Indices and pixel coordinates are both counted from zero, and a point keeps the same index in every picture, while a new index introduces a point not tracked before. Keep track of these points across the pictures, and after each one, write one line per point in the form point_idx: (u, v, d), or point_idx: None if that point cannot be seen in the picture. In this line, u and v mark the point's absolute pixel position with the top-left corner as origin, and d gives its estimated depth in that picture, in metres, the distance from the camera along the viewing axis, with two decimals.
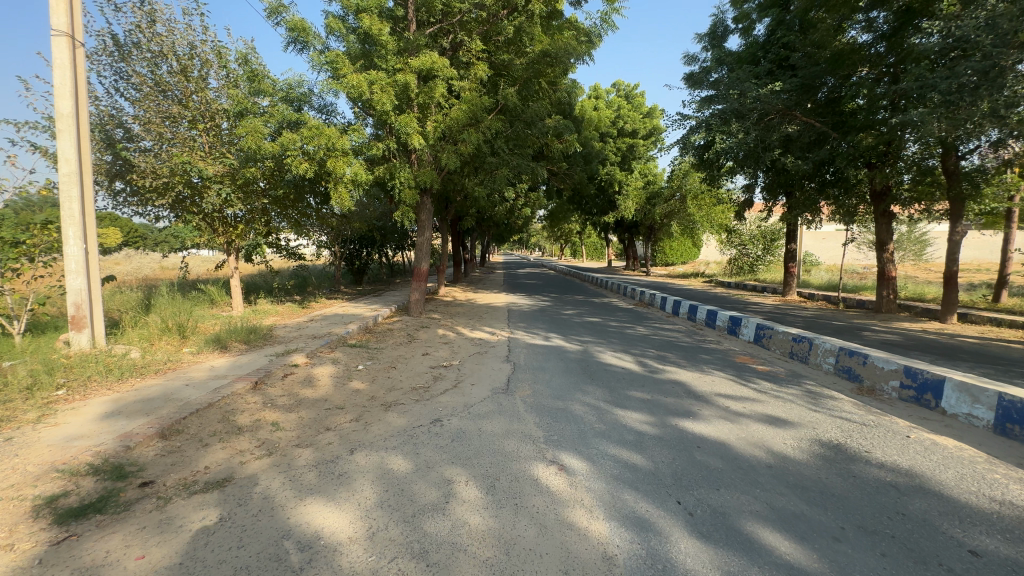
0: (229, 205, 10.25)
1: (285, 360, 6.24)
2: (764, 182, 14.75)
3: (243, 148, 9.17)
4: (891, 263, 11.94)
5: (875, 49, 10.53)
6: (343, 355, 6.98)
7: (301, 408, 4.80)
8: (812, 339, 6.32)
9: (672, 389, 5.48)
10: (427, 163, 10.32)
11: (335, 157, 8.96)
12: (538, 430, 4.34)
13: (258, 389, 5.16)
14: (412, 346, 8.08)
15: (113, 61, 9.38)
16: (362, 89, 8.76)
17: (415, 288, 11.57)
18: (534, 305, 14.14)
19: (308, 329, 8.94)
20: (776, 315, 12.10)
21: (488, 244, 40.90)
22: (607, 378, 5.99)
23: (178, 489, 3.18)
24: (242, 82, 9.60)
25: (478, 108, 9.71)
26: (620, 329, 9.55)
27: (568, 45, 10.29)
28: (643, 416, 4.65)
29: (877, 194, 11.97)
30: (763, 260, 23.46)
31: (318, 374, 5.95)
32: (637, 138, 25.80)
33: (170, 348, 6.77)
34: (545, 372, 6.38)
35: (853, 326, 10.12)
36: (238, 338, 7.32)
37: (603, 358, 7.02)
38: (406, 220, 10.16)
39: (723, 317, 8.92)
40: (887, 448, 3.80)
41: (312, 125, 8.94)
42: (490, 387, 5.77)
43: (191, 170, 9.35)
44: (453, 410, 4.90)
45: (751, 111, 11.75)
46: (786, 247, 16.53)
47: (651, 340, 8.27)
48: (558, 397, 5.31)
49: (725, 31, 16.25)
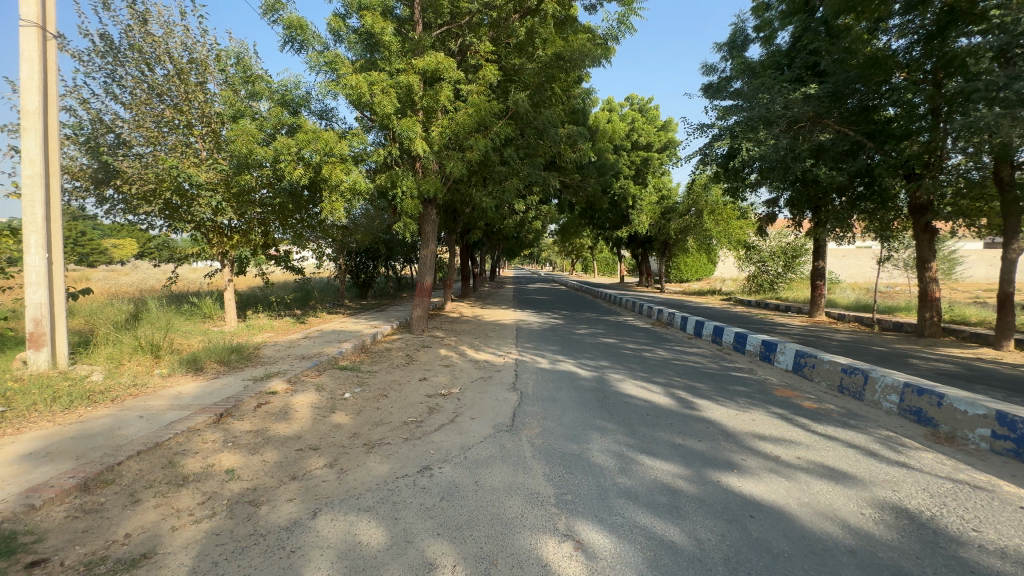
0: (222, 213, 9.69)
1: (262, 387, 5.53)
2: (789, 196, 13.94)
3: (235, 153, 8.58)
4: (934, 283, 10.99)
5: (909, 55, 9.76)
6: (330, 379, 6.26)
7: (268, 449, 4.06)
8: (866, 372, 5.45)
9: (707, 429, 4.63)
10: (432, 172, 9.68)
11: (332, 164, 8.37)
12: (548, 486, 3.53)
13: (222, 423, 4.44)
14: (409, 369, 7.32)
15: (108, 63, 9.01)
16: (364, 92, 8.21)
17: (418, 304, 10.88)
18: (545, 323, 13.36)
19: (298, 348, 8.23)
20: (808, 338, 11.10)
21: (497, 258, 40.38)
22: (628, 414, 5.17)
23: (75, 572, 2.44)
24: (240, 85, 9.13)
25: (487, 113, 9.10)
26: (638, 352, 8.70)
27: (584, 47, 9.55)
28: (676, 467, 3.83)
29: (917, 208, 11.16)
30: (783, 278, 22.41)
31: (297, 404, 5.21)
32: (652, 151, 25.18)
33: (139, 369, 6.09)
34: (557, 405, 5.57)
35: (897, 352, 9.14)
36: (218, 360, 6.64)
37: (623, 388, 6.19)
38: (407, 232, 9.50)
39: (753, 342, 8.04)
40: (1001, 527, 2.94)
41: (309, 130, 8.32)
42: (492, 423, 4.97)
43: (180, 176, 8.80)
44: (446, 456, 4.11)
45: (780, 118, 10.97)
46: (813, 264, 15.55)
47: (674, 366, 7.41)
48: (571, 438, 4.49)
49: (746, 40, 15.60)
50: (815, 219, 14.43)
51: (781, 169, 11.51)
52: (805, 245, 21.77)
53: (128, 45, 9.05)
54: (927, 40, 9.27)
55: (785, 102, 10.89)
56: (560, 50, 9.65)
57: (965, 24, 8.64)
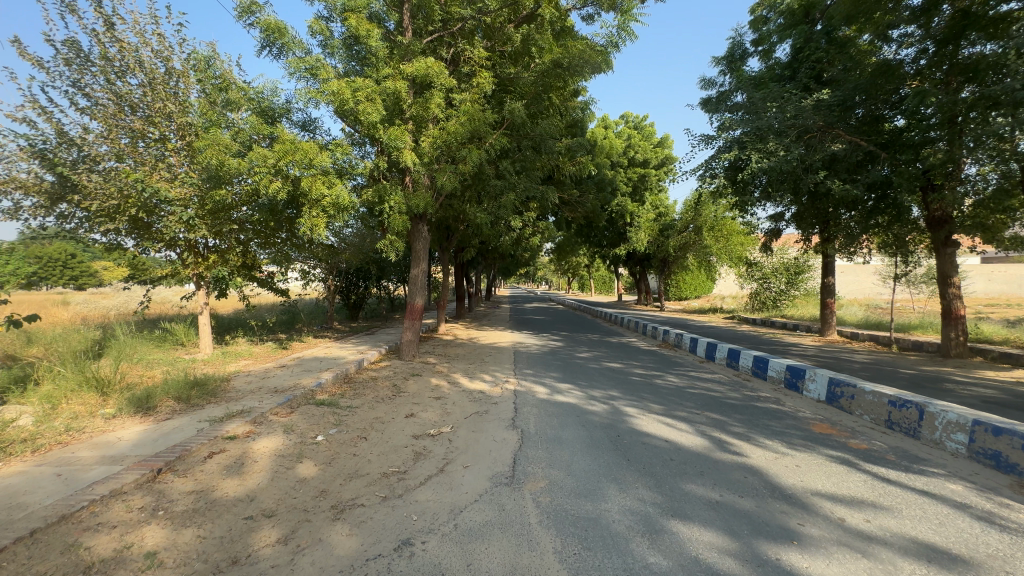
0: (192, 231, 8.91)
1: (218, 431, 4.73)
2: (796, 211, 13.35)
3: (205, 166, 7.89)
4: (957, 300, 10.37)
5: (914, 64, 9.27)
6: (302, 418, 5.46)
7: (208, 518, 3.26)
8: (922, 405, 4.70)
9: (746, 483, 3.87)
10: (423, 185, 9.01)
11: (312, 176, 7.70)
12: (562, 571, 2.73)
13: (157, 484, 3.62)
14: (394, 403, 6.51)
15: (74, 72, 8.40)
16: (348, 99, 7.61)
17: (408, 328, 10.09)
18: (544, 345, 12.60)
19: (272, 380, 7.38)
20: (827, 359, 10.37)
21: (493, 276, 39.81)
22: (649, 460, 4.40)
23: None
24: (217, 96, 8.54)
25: (481, 123, 8.47)
26: (648, 379, 7.93)
27: (584, 52, 9.01)
28: (720, 538, 3.05)
29: (934, 222, 10.68)
30: (787, 295, 21.82)
31: (257, 453, 4.40)
32: (649, 168, 24.81)
33: (80, 410, 5.26)
34: (564, 447, 4.80)
35: (928, 375, 8.41)
36: (176, 398, 5.85)
37: (638, 424, 5.42)
38: (395, 250, 8.79)
39: (776, 367, 7.29)
40: None
41: (287, 139, 7.65)
42: (488, 473, 4.19)
43: (146, 191, 8.09)
44: (431, 523, 3.31)
45: (790, 128, 10.39)
46: (823, 281, 14.91)
47: (692, 396, 6.64)
48: (584, 495, 3.70)
49: (745, 53, 15.25)
50: (823, 234, 13.86)
51: (791, 181, 10.96)
52: (809, 261, 21.23)
53: (97, 52, 8.47)
54: (936, 49, 8.81)
55: (797, 107, 10.28)
56: (558, 57, 9.11)
57: (975, 32, 8.30)
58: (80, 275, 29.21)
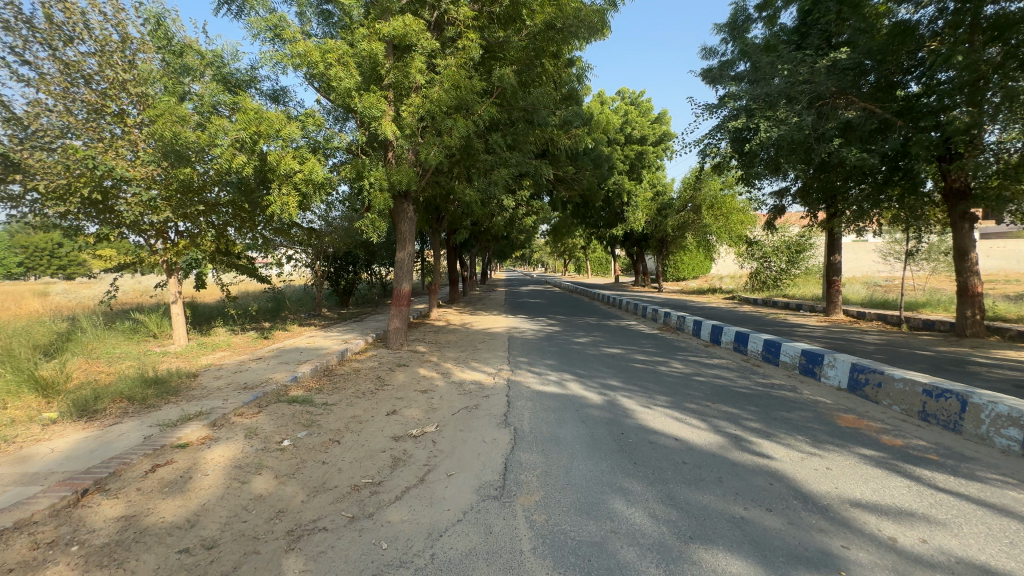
0: (154, 213, 8.19)
1: (168, 438, 4.17)
2: (803, 186, 12.74)
3: (162, 139, 7.16)
4: (974, 276, 9.85)
5: (931, 26, 8.76)
6: (269, 419, 4.88)
7: (131, 554, 2.69)
8: (964, 396, 4.18)
9: (773, 491, 3.34)
10: (407, 161, 8.32)
11: (279, 150, 7.04)
12: None
13: (77, 511, 3.05)
14: (376, 398, 5.95)
15: (16, 40, 7.59)
16: (317, 63, 6.93)
17: (395, 315, 9.48)
18: (540, 330, 12.05)
19: (244, 374, 6.79)
20: (837, 340, 9.89)
21: (488, 259, 39.14)
22: (658, 464, 3.86)
23: None
24: (175, 64, 7.76)
25: (468, 92, 7.73)
26: (651, 366, 7.40)
27: (579, 12, 8.25)
28: (752, 570, 2.51)
29: (953, 193, 10.07)
30: (788, 274, 21.33)
31: (208, 463, 3.83)
32: (646, 144, 24.05)
33: (17, 415, 4.69)
34: (561, 448, 4.26)
35: (948, 357, 7.93)
36: (130, 399, 5.29)
37: (643, 420, 4.88)
38: (376, 231, 8.09)
39: (789, 351, 6.76)
40: None
41: (250, 108, 6.91)
42: (476, 483, 3.64)
43: (99, 169, 7.37)
44: (402, 554, 2.74)
45: (801, 93, 9.68)
46: (828, 258, 14.38)
47: (700, 385, 6.11)
48: (585, 511, 3.16)
49: (748, 20, 14.37)
50: (830, 210, 13.28)
51: (802, 151, 10.10)
52: (810, 239, 20.73)
53: (40, 16, 7.65)
54: (954, 10, 8.22)
55: (810, 70, 9.58)
56: (551, 17, 8.36)
57: None
58: (67, 266, 28.52)
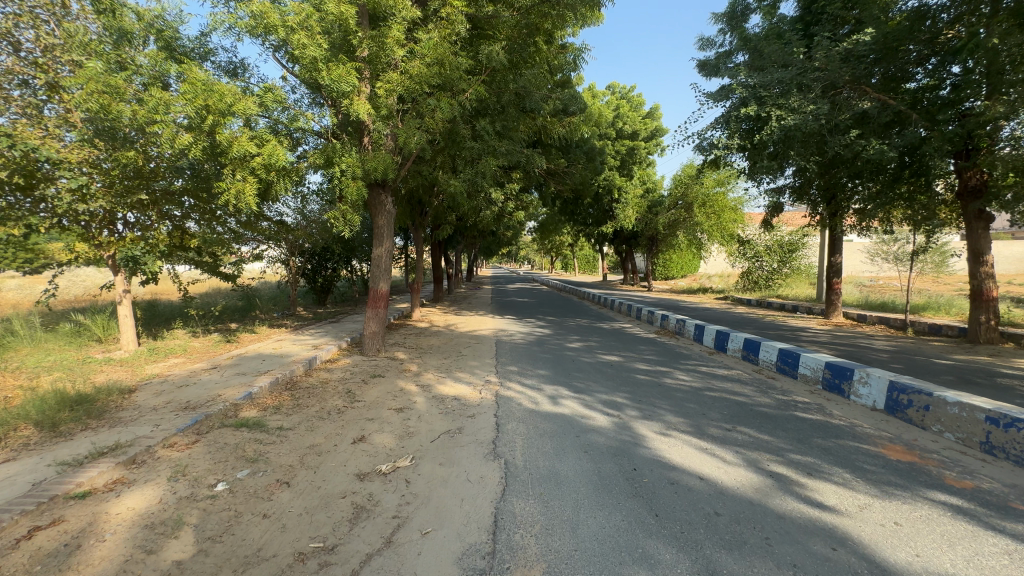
0: (90, 201, 7.14)
1: (62, 484, 3.28)
2: (806, 184, 12.17)
3: (97, 112, 6.22)
4: (989, 280, 9.34)
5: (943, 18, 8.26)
6: (205, 452, 4.00)
7: None
8: None
9: (842, 563, 2.59)
10: (385, 147, 7.44)
11: (233, 130, 6.13)
12: None
13: None
14: (342, 419, 5.07)
15: None
16: (278, 28, 6.06)
17: (371, 318, 8.58)
18: (530, 333, 11.27)
19: (190, 389, 5.85)
20: (846, 347, 9.29)
21: (474, 256, 38.16)
22: (687, 517, 3.07)
23: None
24: (114, 28, 6.76)
25: (454, 71, 6.86)
26: (656, 378, 6.66)
27: None
28: None
29: (968, 191, 9.54)
30: (779, 274, 20.93)
31: (107, 521, 2.95)
32: (637, 140, 23.31)
33: None
34: (564, 492, 3.46)
35: (972, 367, 7.35)
36: (37, 426, 4.35)
37: (658, 451, 4.11)
38: (348, 224, 7.14)
39: (809, 364, 6.08)
40: None
41: (195, 79, 5.96)
42: (458, 548, 2.82)
43: (22, 150, 6.33)
44: None
45: (814, 82, 9.01)
46: (829, 259, 13.85)
47: (716, 403, 5.37)
48: None
49: (747, 9, 13.70)
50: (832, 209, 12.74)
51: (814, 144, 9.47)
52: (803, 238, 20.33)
53: None
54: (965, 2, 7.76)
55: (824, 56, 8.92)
56: None
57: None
58: None
